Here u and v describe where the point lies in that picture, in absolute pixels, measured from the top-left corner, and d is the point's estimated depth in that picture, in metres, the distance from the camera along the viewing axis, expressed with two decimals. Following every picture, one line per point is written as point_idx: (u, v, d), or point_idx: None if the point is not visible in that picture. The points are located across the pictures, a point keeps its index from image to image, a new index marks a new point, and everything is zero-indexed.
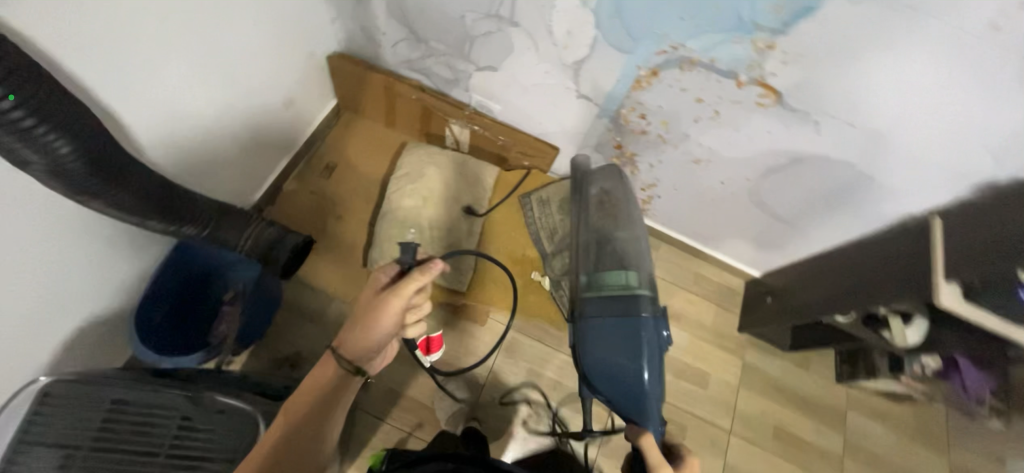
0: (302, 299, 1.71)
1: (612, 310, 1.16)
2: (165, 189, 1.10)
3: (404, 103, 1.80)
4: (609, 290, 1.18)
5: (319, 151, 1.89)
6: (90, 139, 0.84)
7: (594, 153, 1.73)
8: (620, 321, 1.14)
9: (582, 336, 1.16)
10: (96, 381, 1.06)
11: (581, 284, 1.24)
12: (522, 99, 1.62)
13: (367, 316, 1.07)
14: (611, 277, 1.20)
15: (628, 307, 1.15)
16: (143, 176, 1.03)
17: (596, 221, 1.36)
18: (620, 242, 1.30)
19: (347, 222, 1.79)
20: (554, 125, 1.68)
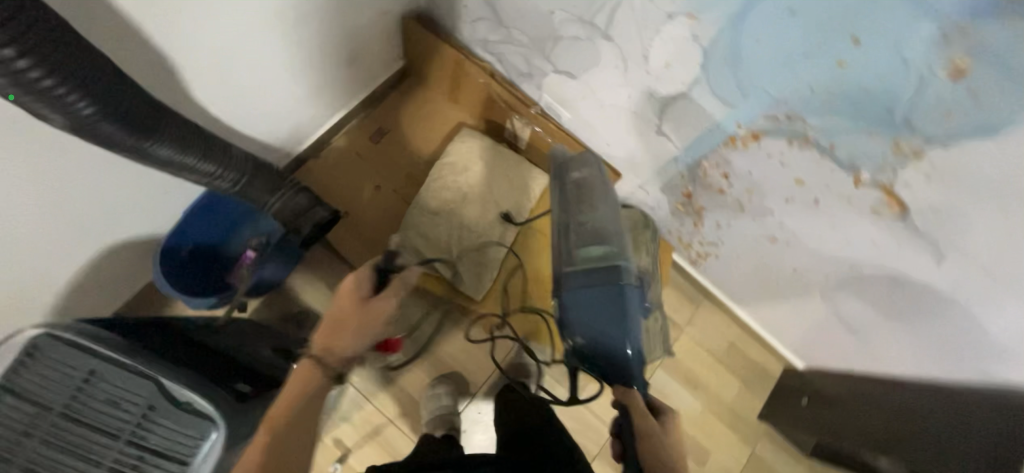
0: (324, 259, 1.72)
1: (595, 277, 1.16)
2: (201, 144, 1.07)
3: (471, 84, 1.67)
4: (594, 259, 1.19)
5: (376, 111, 1.82)
6: (115, 96, 0.79)
7: (658, 191, 1.54)
8: (602, 288, 1.15)
9: (570, 304, 1.16)
10: (64, 336, 0.78)
11: (561, 258, 1.25)
12: (594, 115, 1.45)
13: (359, 319, 1.02)
14: (591, 250, 1.21)
15: (610, 274, 1.16)
16: (178, 126, 0.99)
17: (571, 207, 1.33)
18: (595, 226, 1.28)
19: (386, 194, 1.76)
20: (622, 151, 1.49)
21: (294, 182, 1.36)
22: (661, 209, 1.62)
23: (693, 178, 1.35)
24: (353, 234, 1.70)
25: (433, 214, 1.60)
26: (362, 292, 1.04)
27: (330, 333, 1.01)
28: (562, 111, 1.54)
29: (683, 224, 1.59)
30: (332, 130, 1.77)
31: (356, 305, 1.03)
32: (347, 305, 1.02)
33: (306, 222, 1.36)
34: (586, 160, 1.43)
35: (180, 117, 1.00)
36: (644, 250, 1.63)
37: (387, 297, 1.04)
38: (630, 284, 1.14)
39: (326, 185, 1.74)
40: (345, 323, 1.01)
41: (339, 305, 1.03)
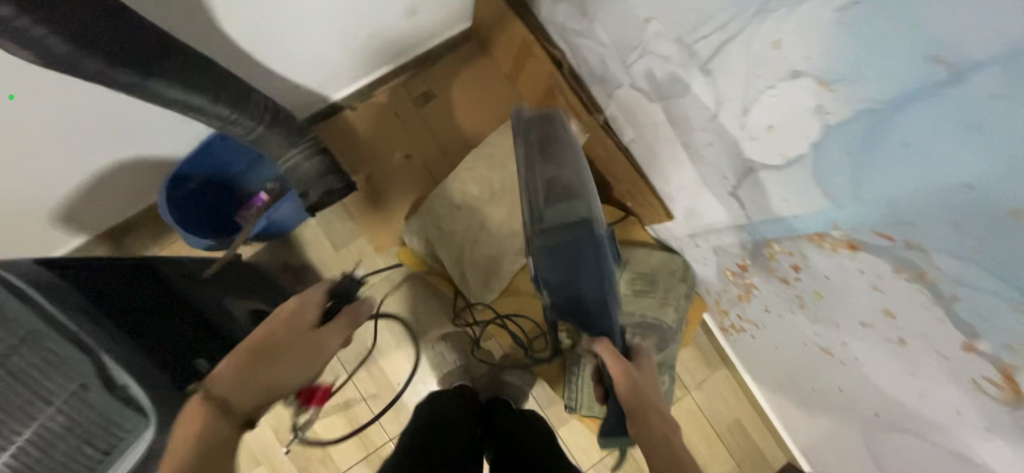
0: (337, 219, 1.65)
1: (568, 235, 1.12)
2: (213, 84, 0.95)
3: (535, 70, 1.50)
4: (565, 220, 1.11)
5: (427, 72, 1.68)
6: (81, 24, 0.72)
7: (709, 249, 1.33)
8: (578, 246, 1.12)
9: (552, 265, 1.13)
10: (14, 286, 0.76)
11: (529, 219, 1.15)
12: (661, 147, 1.24)
13: (296, 348, 0.86)
14: (559, 214, 1.11)
15: (580, 233, 1.12)
16: (181, 64, 0.88)
17: (537, 162, 1.15)
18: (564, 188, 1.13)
19: (417, 166, 1.64)
20: (681, 193, 1.29)
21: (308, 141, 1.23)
22: (707, 267, 1.41)
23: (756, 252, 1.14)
24: (376, 199, 1.62)
25: (458, 206, 1.46)
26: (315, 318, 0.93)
27: (254, 359, 0.80)
28: (625, 129, 1.35)
29: (727, 291, 1.38)
30: (378, 84, 1.64)
31: (301, 328, 0.89)
32: (290, 326, 0.88)
33: (319, 184, 1.26)
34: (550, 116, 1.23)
35: (185, 53, 0.89)
36: (674, 304, 1.44)
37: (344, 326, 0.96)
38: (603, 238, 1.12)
39: (359, 142, 1.65)
40: (281, 342, 0.85)
41: (276, 323, 0.87)
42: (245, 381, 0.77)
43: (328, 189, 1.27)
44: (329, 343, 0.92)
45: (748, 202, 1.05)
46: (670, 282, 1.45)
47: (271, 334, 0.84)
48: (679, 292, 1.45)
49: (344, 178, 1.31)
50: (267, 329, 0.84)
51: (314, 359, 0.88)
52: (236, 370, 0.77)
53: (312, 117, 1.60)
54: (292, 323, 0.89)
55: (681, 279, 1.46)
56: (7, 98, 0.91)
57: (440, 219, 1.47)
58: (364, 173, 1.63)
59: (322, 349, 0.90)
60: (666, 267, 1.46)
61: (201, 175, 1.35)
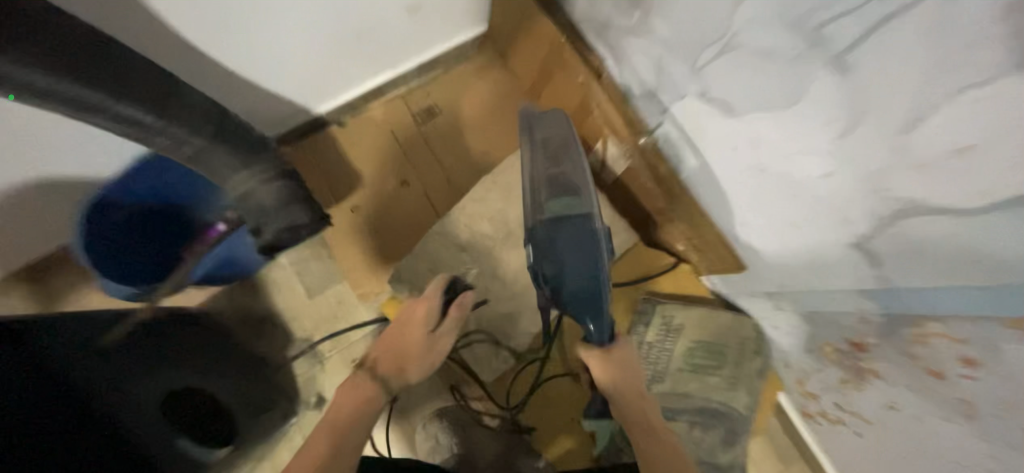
0: (317, 257, 1.34)
1: (568, 227, 0.97)
2: (98, 70, 0.66)
3: (564, 81, 1.22)
4: (564, 210, 0.99)
5: (433, 83, 1.42)
6: None
7: (798, 313, 1.00)
8: (579, 238, 0.97)
9: (551, 256, 0.96)
10: None
11: (528, 215, 1.03)
12: (736, 177, 0.93)
13: (417, 346, 0.99)
14: (558, 205, 0.99)
15: (583, 226, 0.97)
16: (32, 37, 0.60)
17: (541, 161, 1.06)
18: (561, 184, 1.02)
19: (416, 193, 1.34)
20: (761, 240, 0.97)
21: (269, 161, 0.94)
22: (789, 334, 1.07)
23: (893, 330, 0.79)
24: (365, 235, 1.33)
25: (467, 244, 1.19)
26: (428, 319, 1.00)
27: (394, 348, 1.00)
28: (684, 153, 1.04)
29: (822, 370, 1.03)
30: (374, 96, 1.37)
31: (418, 334, 1.00)
32: (411, 334, 1.00)
33: (276, 218, 0.94)
34: (554, 116, 1.14)
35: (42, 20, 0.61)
36: (742, 384, 1.11)
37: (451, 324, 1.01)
38: (604, 234, 0.98)
39: (346, 164, 1.35)
40: (410, 338, 1.00)
41: (401, 330, 1.01)
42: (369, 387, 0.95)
43: (291, 224, 0.96)
44: (442, 340, 1.01)
45: (895, 258, 0.71)
46: (737, 354, 1.12)
47: (406, 333, 1.00)
48: (749, 367, 1.12)
49: (315, 211, 0.99)
50: (405, 332, 1.00)
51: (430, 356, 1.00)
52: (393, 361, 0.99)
53: (291, 133, 1.31)
54: (411, 329, 1.00)
55: (752, 350, 1.12)
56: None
57: (443, 267, 1.18)
58: (351, 202, 1.33)
59: (434, 346, 1.01)
60: (732, 333, 1.13)
61: (134, 202, 1.05)
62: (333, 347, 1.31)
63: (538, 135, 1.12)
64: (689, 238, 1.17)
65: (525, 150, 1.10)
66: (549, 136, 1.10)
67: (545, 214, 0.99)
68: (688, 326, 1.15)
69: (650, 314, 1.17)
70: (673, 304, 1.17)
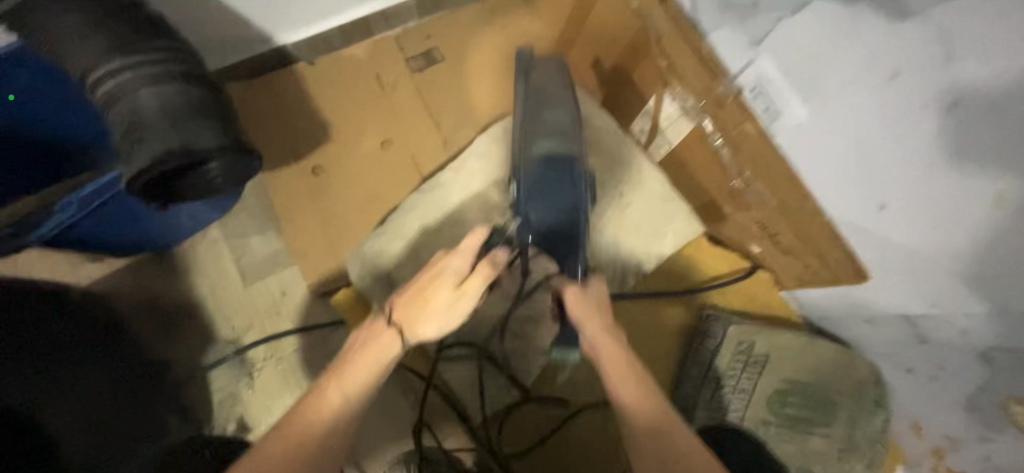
0: (259, 231, 0.99)
1: (551, 170, 0.69)
2: None
3: (611, 14, 0.91)
4: (548, 149, 0.71)
5: (435, 23, 1.10)
6: None
7: (963, 350, 0.65)
8: (560, 181, 0.69)
9: (531, 197, 0.68)
10: None
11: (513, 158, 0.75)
12: (888, 128, 0.60)
13: (428, 316, 0.56)
14: (545, 146, 0.71)
15: (570, 169, 0.69)
16: None
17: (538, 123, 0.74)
18: (549, 123, 0.74)
19: (401, 157, 1.01)
20: (920, 229, 0.63)
21: (154, 51, 0.64)
22: (936, 381, 0.72)
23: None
24: (326, 206, 0.98)
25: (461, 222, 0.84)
26: (453, 272, 0.55)
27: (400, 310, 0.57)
28: (787, 101, 0.70)
29: (994, 439, 0.67)
30: (359, 31, 1.06)
31: (440, 289, 0.56)
32: (428, 284, 0.56)
33: (147, 138, 0.62)
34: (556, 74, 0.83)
35: None
36: (860, 451, 0.75)
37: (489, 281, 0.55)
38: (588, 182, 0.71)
39: (313, 113, 1.02)
40: (419, 302, 0.56)
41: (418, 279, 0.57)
42: (354, 385, 0.58)
43: (185, 146, 0.64)
44: (470, 307, 0.56)
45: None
46: (851, 404, 0.77)
47: (413, 295, 0.57)
48: (871, 426, 0.76)
49: (226, 133, 0.66)
50: (414, 294, 0.57)
51: (449, 329, 0.57)
52: (389, 345, 0.58)
53: (244, 66, 1.01)
54: (421, 291, 0.56)
55: (874, 401, 0.77)
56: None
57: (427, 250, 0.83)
58: (315, 161, 1.00)
59: (455, 316, 0.56)
60: (844, 374, 0.78)
61: (47, 125, 0.84)
62: (268, 355, 0.95)
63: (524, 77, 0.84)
64: (776, 234, 0.83)
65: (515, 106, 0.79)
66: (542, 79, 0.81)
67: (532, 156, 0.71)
68: (777, 359, 0.79)
69: (722, 340, 0.81)
70: (754, 326, 0.82)
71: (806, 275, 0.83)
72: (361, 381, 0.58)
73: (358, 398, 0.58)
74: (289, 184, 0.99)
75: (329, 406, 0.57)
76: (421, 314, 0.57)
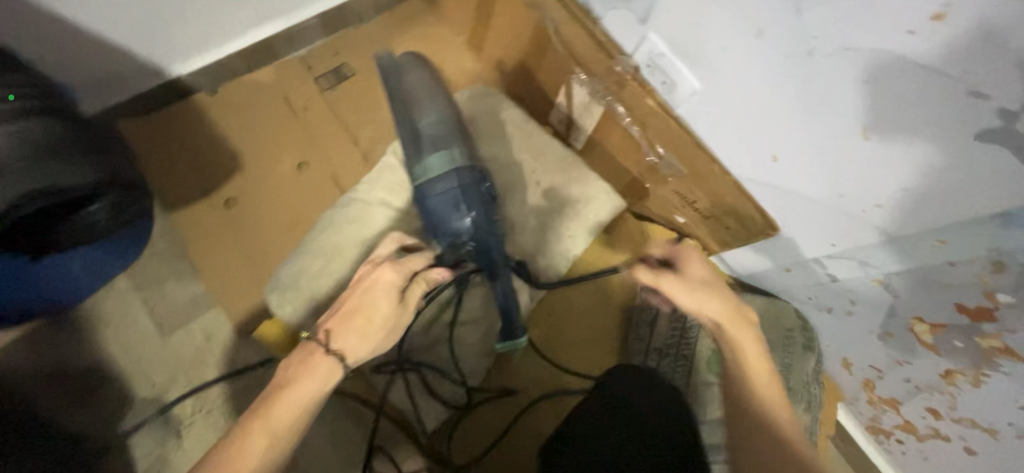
0: (172, 275, 0.91)
1: (438, 188, 0.71)
2: None
3: (513, 12, 0.93)
4: (440, 165, 0.72)
5: (344, 41, 1.08)
6: None
7: (866, 281, 0.70)
8: (465, 195, 0.70)
9: (445, 220, 0.70)
10: None
11: (409, 176, 0.74)
12: (766, 85, 0.64)
13: (365, 337, 0.55)
14: (430, 164, 0.72)
15: (457, 182, 0.71)
16: None
17: (429, 128, 0.74)
18: (438, 127, 0.74)
19: (321, 178, 0.97)
20: (809, 177, 0.67)
21: (11, 91, 0.62)
22: (852, 316, 0.76)
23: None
24: (244, 238, 0.92)
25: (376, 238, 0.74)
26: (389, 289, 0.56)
27: (341, 335, 0.55)
28: (681, 73, 0.74)
29: (911, 362, 0.72)
30: (262, 54, 1.01)
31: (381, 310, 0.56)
32: (369, 305, 0.56)
33: (0, 181, 0.59)
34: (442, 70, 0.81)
35: None
36: (798, 395, 0.81)
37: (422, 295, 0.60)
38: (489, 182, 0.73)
39: (219, 143, 0.97)
40: (358, 325, 0.55)
41: (352, 301, 0.56)
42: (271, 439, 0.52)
43: (52, 186, 0.63)
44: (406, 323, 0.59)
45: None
46: (784, 352, 0.83)
47: (349, 316, 0.55)
48: (805, 369, 0.82)
49: (101, 169, 0.67)
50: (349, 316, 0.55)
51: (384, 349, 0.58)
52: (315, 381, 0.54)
53: (136, 103, 0.94)
54: (356, 311, 0.56)
55: (804, 346, 0.83)
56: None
57: (337, 272, 0.73)
58: (226, 192, 0.94)
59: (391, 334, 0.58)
60: (774, 325, 0.85)
61: None
62: (198, 406, 0.87)
63: (432, 73, 0.79)
64: (695, 202, 0.87)
65: (398, 108, 0.76)
66: (425, 77, 0.77)
67: (428, 177, 0.72)
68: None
69: (654, 309, 0.83)
70: None
71: (730, 237, 0.87)
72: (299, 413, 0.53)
73: (279, 444, 0.52)
74: (201, 220, 0.93)
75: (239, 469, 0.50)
76: (358, 341, 0.55)
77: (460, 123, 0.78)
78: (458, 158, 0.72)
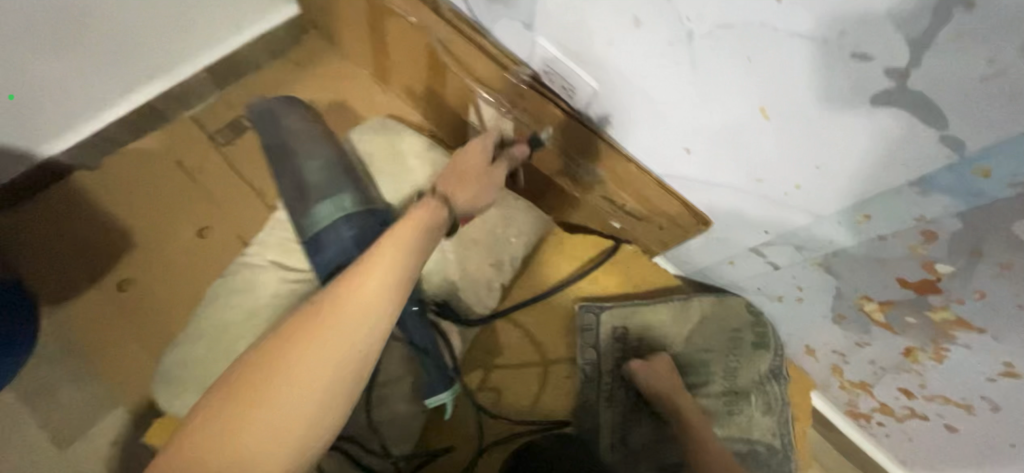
0: (62, 379, 0.80)
1: (328, 241, 0.64)
2: None
3: (403, 37, 0.87)
4: (329, 214, 0.65)
5: (239, 93, 1.02)
6: None
7: (806, 265, 0.64)
8: (360, 245, 0.63)
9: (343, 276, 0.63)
10: None
11: (297, 230, 0.67)
12: (659, 76, 0.59)
13: (467, 185, 0.67)
14: (318, 215, 0.65)
15: (349, 230, 0.64)
16: None
17: (315, 175, 0.68)
18: (323, 174, 0.67)
19: (226, 242, 0.89)
20: (723, 165, 0.62)
21: None
22: (802, 302, 0.71)
23: (1003, 241, 0.43)
24: (142, 323, 0.83)
25: (273, 303, 0.66)
26: (480, 156, 0.70)
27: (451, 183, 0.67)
28: (577, 75, 0.69)
29: (870, 343, 0.66)
30: (147, 119, 0.93)
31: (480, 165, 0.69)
32: (469, 162, 0.69)
33: None
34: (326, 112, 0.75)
35: None
36: (752, 397, 0.81)
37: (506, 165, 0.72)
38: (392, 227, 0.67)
39: (105, 222, 0.88)
40: (462, 178, 0.67)
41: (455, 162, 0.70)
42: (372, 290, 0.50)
43: None
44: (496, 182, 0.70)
45: (1001, 82, 0.35)
46: (732, 353, 0.82)
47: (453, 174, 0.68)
48: (755, 368, 0.81)
49: None
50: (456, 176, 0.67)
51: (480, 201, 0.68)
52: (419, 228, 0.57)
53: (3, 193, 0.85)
54: (459, 173, 0.68)
55: (753, 345, 0.81)
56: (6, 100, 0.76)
57: (230, 352, 0.64)
58: (119, 276, 0.85)
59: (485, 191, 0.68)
60: (718, 327, 0.82)
61: None
62: None
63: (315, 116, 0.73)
64: (624, 204, 0.80)
65: (279, 159, 0.69)
66: (306, 123, 0.71)
67: (317, 230, 0.65)
68: (651, 335, 0.82)
69: (598, 329, 0.81)
70: (624, 308, 0.83)
71: (667, 237, 0.81)
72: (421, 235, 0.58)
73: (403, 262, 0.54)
74: (91, 311, 0.83)
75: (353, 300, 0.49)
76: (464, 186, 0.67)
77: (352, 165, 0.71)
78: (348, 204, 0.66)
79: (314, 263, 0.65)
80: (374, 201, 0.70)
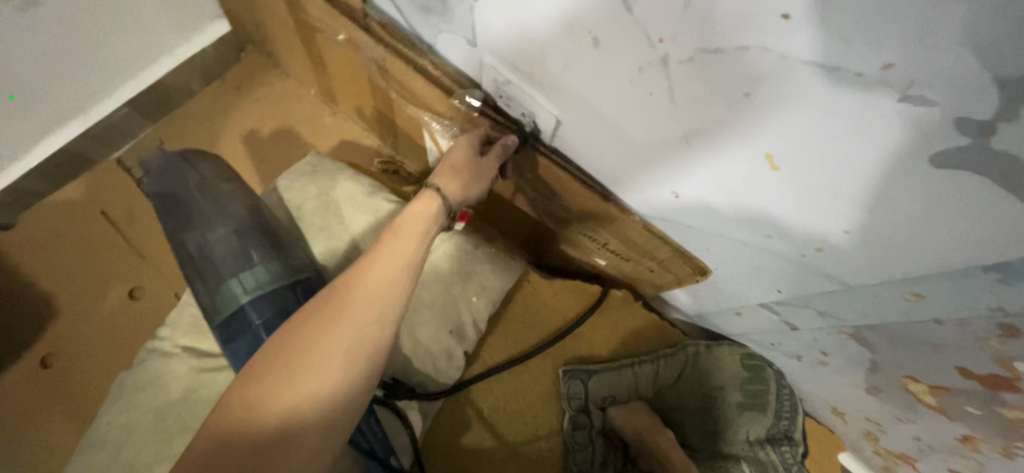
0: None
1: (238, 325, 0.53)
2: None
3: (340, 56, 0.74)
4: (238, 291, 0.53)
5: (174, 128, 0.91)
6: None
7: (830, 330, 0.51)
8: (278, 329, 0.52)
9: None
10: None
11: (205, 308, 0.55)
12: (630, 109, 0.45)
13: (458, 174, 0.56)
14: (227, 291, 0.54)
15: (262, 313, 0.52)
16: None
17: (222, 243, 0.56)
18: (233, 242, 0.56)
19: (161, 303, 0.80)
20: (727, 220, 0.48)
21: None
22: (828, 366, 0.58)
23: None
24: (70, 400, 0.74)
25: (184, 402, 0.57)
26: (470, 145, 0.58)
27: (444, 170, 0.56)
28: (536, 102, 0.55)
29: (915, 420, 0.53)
30: (68, 166, 0.83)
31: (470, 152, 0.57)
32: (460, 149, 0.57)
33: None
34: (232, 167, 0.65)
35: None
36: (742, 464, 0.69)
37: (504, 154, 0.58)
38: None
39: (25, 289, 0.79)
40: (455, 166, 0.56)
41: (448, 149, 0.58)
42: (388, 265, 0.47)
43: None
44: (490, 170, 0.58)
45: None
46: (710, 414, 0.71)
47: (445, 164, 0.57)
48: (743, 432, 0.70)
49: None
50: (445, 166, 0.56)
51: (469, 192, 0.56)
52: (427, 213, 0.53)
53: None
54: (449, 165, 0.57)
55: (740, 406, 0.70)
56: (5, 99, 0.69)
57: (134, 461, 0.54)
58: (42, 350, 0.76)
59: (479, 184, 0.58)
60: (697, 385, 0.71)
61: None
62: None
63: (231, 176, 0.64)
64: (607, 243, 0.67)
65: (184, 226, 0.59)
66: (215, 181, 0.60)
67: (226, 310, 0.53)
68: (632, 396, 0.72)
69: (585, 395, 0.70)
70: (605, 369, 0.71)
71: (659, 281, 0.68)
72: (429, 214, 0.53)
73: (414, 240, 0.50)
74: (13, 392, 0.74)
75: (370, 276, 0.46)
76: (455, 174, 0.56)
77: (270, 224, 0.60)
78: (264, 277, 0.54)
79: (225, 350, 0.53)
80: (302, 266, 0.58)
